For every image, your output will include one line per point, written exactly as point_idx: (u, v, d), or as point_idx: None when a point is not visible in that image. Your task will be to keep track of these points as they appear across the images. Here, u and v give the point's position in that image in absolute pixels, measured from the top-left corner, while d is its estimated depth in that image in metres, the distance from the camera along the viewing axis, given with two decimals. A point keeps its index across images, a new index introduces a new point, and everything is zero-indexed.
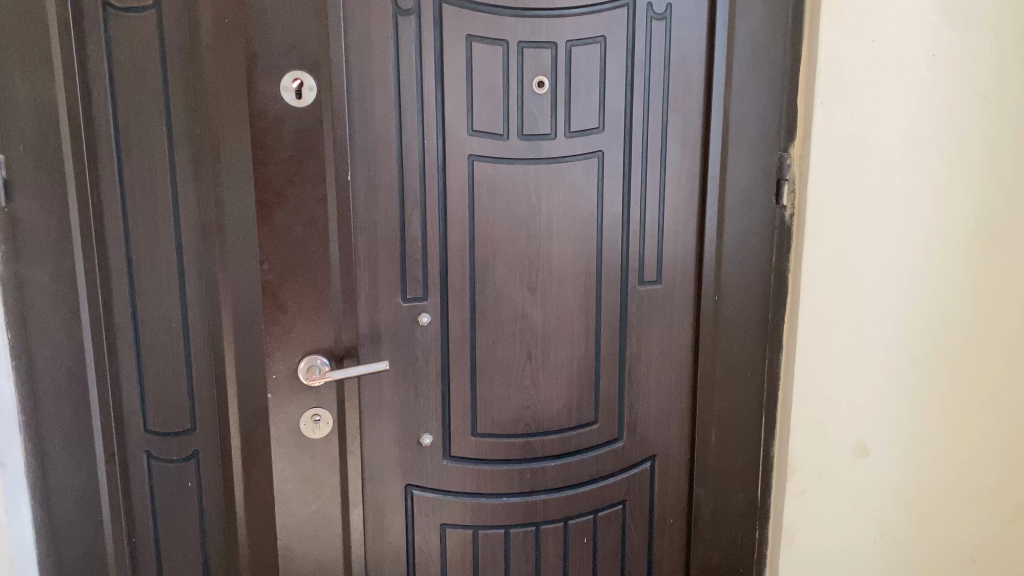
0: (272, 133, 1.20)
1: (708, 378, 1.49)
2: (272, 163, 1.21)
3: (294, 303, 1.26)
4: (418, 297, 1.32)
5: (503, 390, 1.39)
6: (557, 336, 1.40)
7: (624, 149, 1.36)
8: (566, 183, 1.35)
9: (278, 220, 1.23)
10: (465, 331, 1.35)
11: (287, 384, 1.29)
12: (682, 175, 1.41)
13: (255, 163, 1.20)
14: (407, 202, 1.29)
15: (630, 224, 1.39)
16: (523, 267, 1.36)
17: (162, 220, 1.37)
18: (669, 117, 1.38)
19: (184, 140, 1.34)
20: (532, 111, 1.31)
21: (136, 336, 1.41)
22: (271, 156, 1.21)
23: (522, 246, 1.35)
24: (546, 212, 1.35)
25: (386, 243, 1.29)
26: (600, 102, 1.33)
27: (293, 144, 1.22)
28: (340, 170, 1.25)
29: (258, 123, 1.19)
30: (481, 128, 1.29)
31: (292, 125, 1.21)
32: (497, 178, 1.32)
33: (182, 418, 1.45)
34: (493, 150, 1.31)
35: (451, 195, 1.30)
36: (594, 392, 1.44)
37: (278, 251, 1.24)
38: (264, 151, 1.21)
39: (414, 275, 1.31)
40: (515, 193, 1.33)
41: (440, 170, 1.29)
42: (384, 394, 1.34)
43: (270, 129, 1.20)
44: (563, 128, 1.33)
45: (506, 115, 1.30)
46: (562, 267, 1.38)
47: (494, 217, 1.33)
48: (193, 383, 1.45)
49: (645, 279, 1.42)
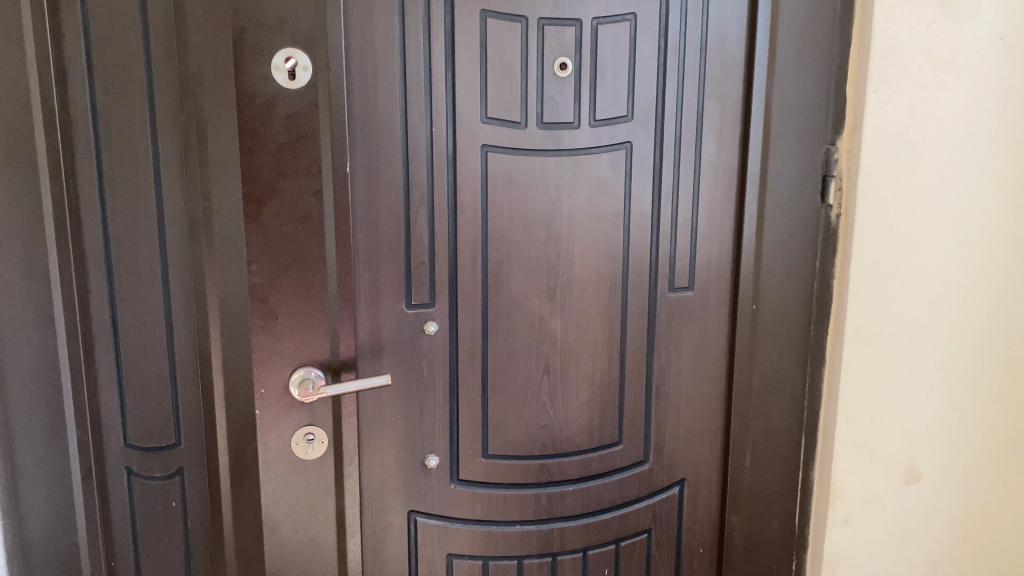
0: (261, 118, 1.07)
1: (744, 395, 1.35)
2: (263, 152, 1.08)
3: (287, 310, 1.13)
4: (424, 303, 1.19)
5: (518, 408, 1.25)
6: (578, 349, 1.26)
7: (655, 140, 1.23)
8: (590, 177, 1.21)
9: (269, 217, 1.10)
10: (476, 341, 1.22)
11: (278, 399, 1.16)
12: (719, 170, 1.27)
13: (244, 152, 1.07)
14: (413, 197, 1.16)
15: (661, 225, 1.26)
16: (541, 271, 1.22)
17: (146, 217, 1.24)
18: (705, 105, 1.24)
19: (168, 129, 1.22)
20: (553, 97, 1.17)
21: (116, 343, 1.29)
22: (260, 145, 1.08)
23: (540, 247, 1.22)
24: (568, 211, 1.21)
25: (388, 243, 1.16)
26: (628, 88, 1.20)
27: (285, 131, 1.08)
28: (338, 161, 1.12)
29: (248, 108, 1.06)
30: (496, 115, 1.16)
31: (284, 110, 1.08)
32: (513, 171, 1.18)
33: (165, 432, 1.34)
34: (510, 140, 1.17)
35: (461, 190, 1.17)
36: (619, 410, 1.30)
37: (269, 251, 1.11)
38: (253, 139, 1.07)
39: (420, 278, 1.18)
40: (533, 188, 1.19)
41: (451, 161, 1.16)
42: (386, 411, 1.21)
43: (261, 114, 1.07)
44: (588, 117, 1.19)
45: (524, 100, 1.16)
46: (584, 271, 1.24)
47: (508, 215, 1.20)
48: (177, 394, 1.33)
49: (676, 285, 1.28)
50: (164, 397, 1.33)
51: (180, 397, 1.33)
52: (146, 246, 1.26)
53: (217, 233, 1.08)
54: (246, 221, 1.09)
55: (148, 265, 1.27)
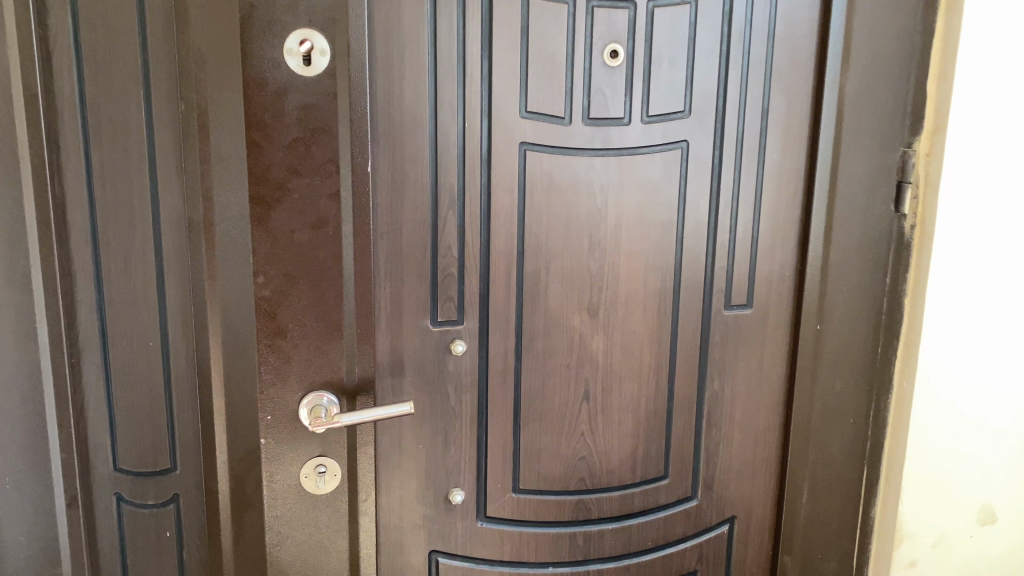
0: (271, 109, 0.93)
1: (804, 425, 1.21)
2: (274, 148, 0.94)
3: (298, 328, 1.00)
4: (452, 320, 1.06)
5: (554, 438, 1.12)
6: (622, 372, 1.12)
7: (714, 139, 1.09)
8: (640, 181, 1.08)
9: (279, 223, 0.97)
10: (509, 363, 1.08)
11: (284, 427, 1.02)
12: (783, 173, 1.13)
13: (252, 148, 0.94)
14: (441, 201, 1.02)
15: (718, 234, 1.12)
16: (582, 286, 1.08)
17: (139, 217, 1.12)
18: (770, 100, 1.10)
19: (166, 122, 1.08)
20: (602, 89, 1.04)
21: (105, 355, 1.18)
22: (270, 141, 0.94)
23: (582, 259, 1.08)
24: (615, 218, 1.08)
25: (413, 252, 1.03)
26: (686, 80, 1.06)
27: (299, 124, 0.94)
28: (359, 159, 0.98)
29: (257, 98, 0.93)
30: (537, 109, 1.02)
31: (297, 100, 0.94)
32: (554, 172, 1.05)
33: (158, 452, 1.23)
34: (552, 137, 1.04)
35: (496, 193, 1.03)
36: (665, 440, 1.17)
37: (280, 260, 0.97)
38: (263, 133, 0.94)
39: (448, 292, 1.05)
40: (576, 192, 1.06)
41: (485, 160, 1.02)
42: (407, 441, 1.07)
43: (271, 104, 0.93)
44: (641, 112, 1.05)
45: (569, 92, 1.03)
46: (630, 286, 1.10)
47: (549, 222, 1.06)
48: (172, 410, 1.21)
49: (733, 302, 1.14)
50: (158, 414, 1.20)
51: (175, 414, 1.21)
52: (139, 250, 1.13)
53: (221, 237, 0.96)
54: (253, 227, 0.96)
55: (142, 270, 1.14)
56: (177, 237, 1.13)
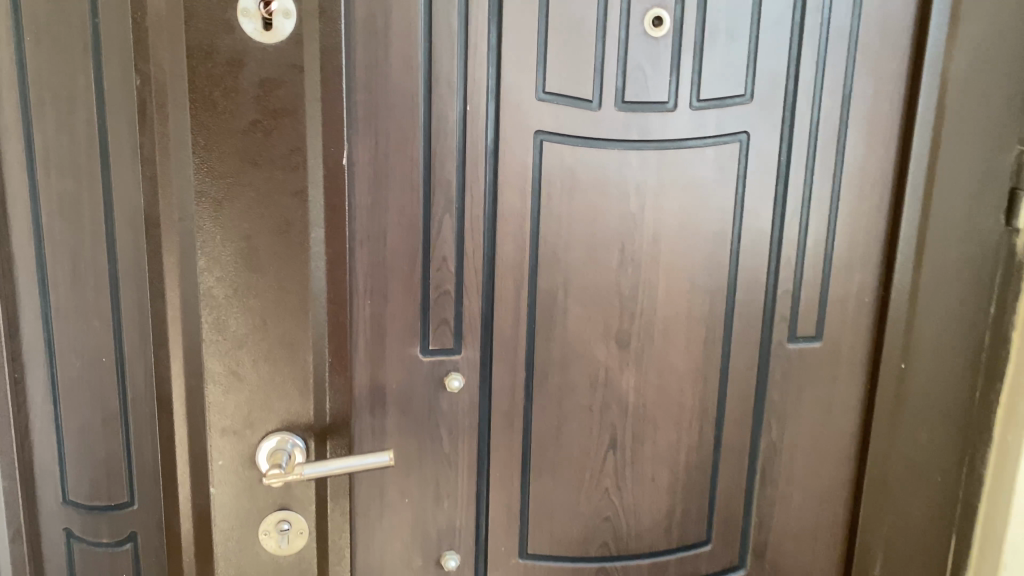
0: (220, 85, 0.74)
1: (880, 485, 0.99)
2: (224, 134, 0.75)
3: (255, 356, 0.81)
4: (446, 348, 0.86)
5: (572, 494, 0.92)
6: (657, 416, 0.91)
7: (782, 131, 0.87)
8: (687, 181, 0.86)
9: (231, 227, 0.78)
10: (517, 402, 0.88)
11: (240, 473, 0.84)
12: (867, 174, 0.91)
13: (198, 132, 0.75)
14: (435, 202, 0.82)
15: (783, 250, 0.90)
16: (610, 310, 0.87)
17: (89, 205, 0.97)
18: (855, 82, 0.88)
19: (119, 94, 0.92)
20: (640, 65, 0.82)
21: (52, 366, 1.03)
22: (220, 123, 0.75)
23: (610, 278, 0.87)
24: (653, 225, 0.86)
25: (400, 264, 0.83)
26: (748, 56, 0.85)
27: (257, 104, 0.75)
28: (331, 148, 0.78)
29: (203, 69, 0.74)
30: (558, 89, 0.81)
31: (254, 73, 0.75)
32: (578, 168, 0.84)
33: (113, 483, 1.06)
34: (576, 125, 0.83)
35: (503, 194, 0.83)
36: (707, 497, 0.96)
37: (232, 274, 0.79)
38: (210, 115, 0.75)
39: (442, 315, 0.85)
40: (605, 194, 0.85)
41: (492, 152, 0.82)
42: (389, 492, 0.89)
43: (220, 77, 0.74)
44: (689, 95, 0.84)
45: (599, 69, 0.82)
46: (671, 312, 0.89)
47: (570, 231, 0.85)
48: (131, 432, 1.04)
49: (798, 333, 0.93)
50: (115, 435, 1.04)
51: (135, 436, 1.04)
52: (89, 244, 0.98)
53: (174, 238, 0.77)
54: (198, 231, 0.77)
55: (94, 267, 0.99)
56: (134, 228, 0.97)
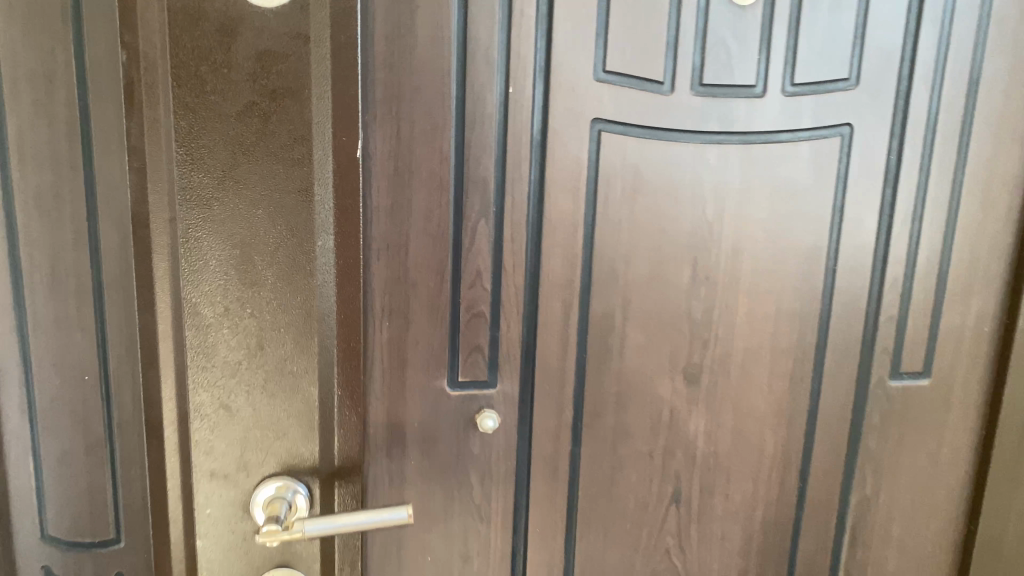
0: (207, 61, 0.62)
1: (992, 548, 0.83)
2: (214, 120, 0.63)
3: (251, 386, 0.68)
4: (479, 381, 0.71)
5: (625, 554, 0.77)
6: (730, 466, 0.77)
7: (892, 124, 0.71)
8: (776, 184, 0.71)
9: (221, 232, 0.65)
10: (563, 446, 0.73)
11: (230, 526, 0.71)
12: (997, 179, 0.74)
13: (184, 118, 0.63)
14: (468, 205, 0.68)
15: (887, 270, 0.74)
16: (678, 341, 0.73)
17: (72, 200, 0.74)
18: (986, 64, 0.71)
19: (103, 59, 0.71)
20: (723, 40, 0.67)
21: (29, 390, 0.80)
22: (208, 107, 0.63)
23: (679, 302, 0.72)
24: (734, 236, 0.71)
25: (426, 280, 0.69)
26: (855, 30, 0.69)
27: (252, 79, 0.62)
28: (343, 136, 0.64)
29: (187, 40, 0.61)
30: (622, 69, 0.66)
31: (248, 45, 0.62)
32: (643, 166, 0.69)
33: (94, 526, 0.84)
34: (643, 112, 0.68)
35: (551, 197, 0.68)
36: (786, 561, 0.81)
37: (223, 285, 0.66)
38: (196, 98, 0.62)
39: (475, 342, 0.70)
40: (676, 198, 0.70)
41: (539, 145, 0.67)
42: (408, 552, 0.74)
43: (208, 50, 0.62)
44: (781, 77, 0.69)
45: (672, 44, 0.67)
46: (749, 343, 0.74)
47: (631, 243, 0.70)
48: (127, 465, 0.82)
49: (903, 369, 0.77)
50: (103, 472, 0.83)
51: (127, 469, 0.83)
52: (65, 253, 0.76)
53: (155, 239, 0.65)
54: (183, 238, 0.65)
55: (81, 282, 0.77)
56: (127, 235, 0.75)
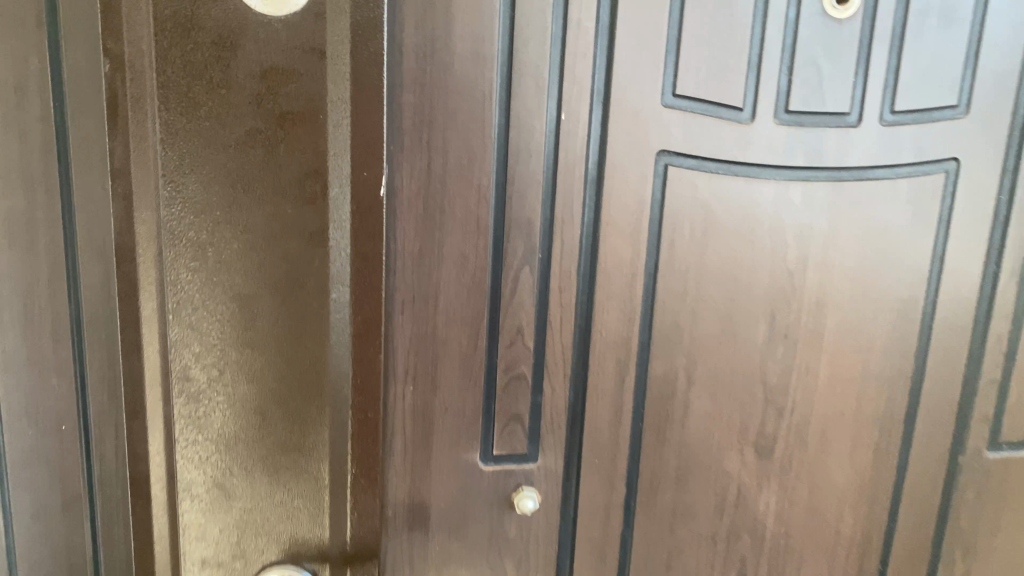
0: (201, 76, 0.50)
1: None
2: (210, 150, 0.51)
3: (250, 467, 0.57)
4: (517, 455, 0.61)
5: None
6: (801, 548, 0.67)
7: (1004, 158, 0.61)
8: (869, 228, 0.60)
9: (216, 287, 0.53)
10: (613, 527, 0.63)
11: None
12: None
13: (172, 149, 0.51)
14: (510, 251, 0.57)
15: (990, 327, 0.64)
16: (749, 407, 0.63)
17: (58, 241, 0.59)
18: None
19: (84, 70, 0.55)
20: (814, 59, 0.57)
21: None
22: (202, 134, 0.51)
23: (752, 363, 0.62)
24: (819, 289, 0.61)
25: (458, 337, 0.58)
26: (967, 48, 0.58)
27: (256, 102, 0.51)
28: (364, 170, 0.53)
29: (175, 52, 0.49)
30: (695, 92, 0.56)
31: (251, 59, 0.50)
32: (716, 206, 0.58)
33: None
34: (718, 143, 0.57)
35: (607, 242, 0.58)
36: None
37: (217, 347, 0.54)
38: (186, 121, 0.50)
39: (514, 409, 0.60)
40: (753, 245, 0.59)
41: (594, 181, 0.57)
42: None
43: (201, 63, 0.50)
44: (880, 103, 0.58)
45: (755, 63, 0.56)
46: (830, 411, 0.64)
47: (699, 295, 0.60)
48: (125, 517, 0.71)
49: (1003, 439, 0.67)
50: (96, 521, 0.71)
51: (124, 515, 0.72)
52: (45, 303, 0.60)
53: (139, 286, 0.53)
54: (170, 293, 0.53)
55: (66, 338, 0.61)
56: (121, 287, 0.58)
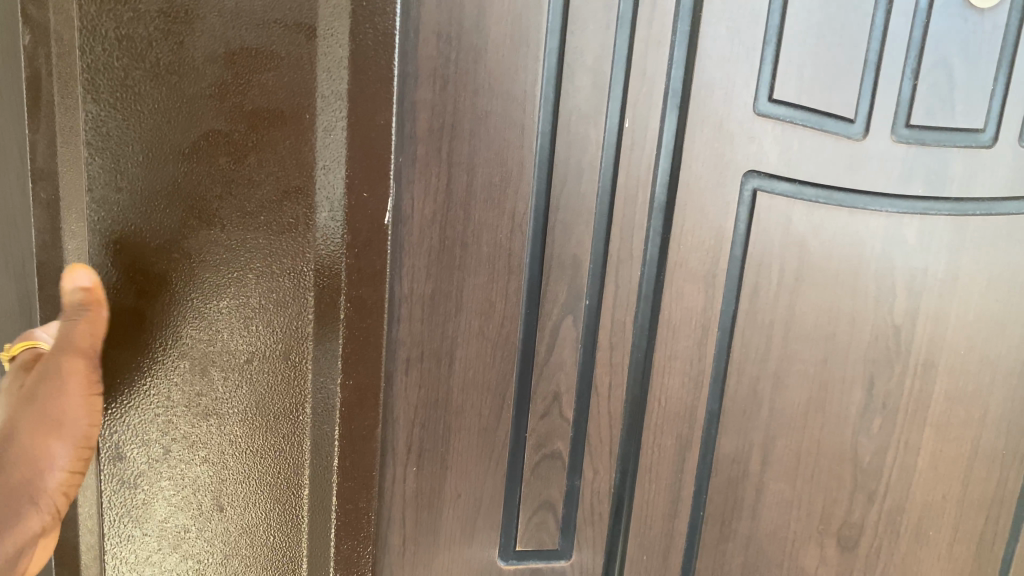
0: (149, 62, 0.38)
1: None
2: (157, 160, 0.40)
3: (205, 560, 0.46)
4: (547, 550, 0.49)
5: None
6: None
7: None
8: (995, 273, 0.48)
9: (165, 343, 0.42)
10: None
11: None
12: None
13: (116, 163, 0.40)
14: (549, 298, 0.44)
15: None
16: (832, 491, 0.51)
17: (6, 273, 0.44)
18: None
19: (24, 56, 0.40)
20: (946, 59, 0.44)
21: None
22: (149, 141, 0.39)
23: (842, 439, 0.50)
24: (929, 349, 0.49)
25: (479, 405, 0.45)
26: None
27: (227, 103, 0.39)
28: (365, 192, 0.39)
29: (114, 29, 0.38)
30: (797, 98, 0.43)
31: (214, 38, 0.38)
32: (812, 243, 0.46)
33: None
34: (820, 163, 0.44)
35: (674, 288, 0.45)
36: None
37: (171, 413, 0.43)
38: (131, 122, 0.39)
39: (546, 495, 0.47)
40: (852, 292, 0.47)
41: (662, 208, 0.44)
42: None
43: (150, 45, 0.38)
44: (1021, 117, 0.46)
45: (873, 63, 0.43)
46: (929, 497, 0.52)
47: (782, 355, 0.47)
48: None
49: None
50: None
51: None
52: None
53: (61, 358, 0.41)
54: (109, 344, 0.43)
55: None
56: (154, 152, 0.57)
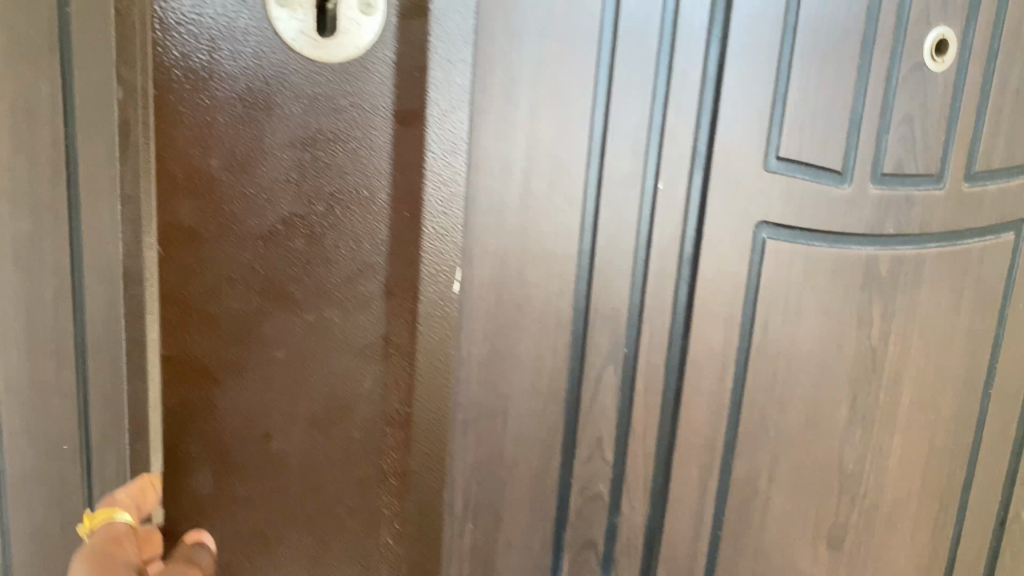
0: (224, 152, 0.42)
1: None
2: (235, 244, 0.43)
3: None
4: None
5: None
6: None
7: None
8: (950, 292, 0.55)
9: (238, 410, 0.46)
10: None
11: None
12: None
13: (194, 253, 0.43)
14: (593, 351, 0.47)
15: None
16: (824, 497, 0.56)
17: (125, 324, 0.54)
18: None
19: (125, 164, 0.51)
20: (911, 114, 0.51)
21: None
22: (227, 212, 0.42)
23: (833, 448, 0.55)
24: (898, 363, 0.55)
25: (532, 457, 0.47)
26: None
27: (295, 191, 0.42)
28: (402, 263, 0.42)
29: (193, 130, 0.41)
30: (800, 153, 0.48)
31: (287, 127, 0.41)
32: (811, 280, 0.51)
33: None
34: (816, 209, 0.50)
35: (702, 328, 0.49)
36: None
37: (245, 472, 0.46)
38: (204, 205, 0.43)
39: (587, 532, 0.50)
40: (839, 319, 0.53)
41: (690, 260, 0.48)
42: None
43: (227, 141, 0.42)
44: (967, 160, 0.53)
45: (856, 121, 0.49)
46: (898, 491, 0.59)
47: (786, 377, 0.52)
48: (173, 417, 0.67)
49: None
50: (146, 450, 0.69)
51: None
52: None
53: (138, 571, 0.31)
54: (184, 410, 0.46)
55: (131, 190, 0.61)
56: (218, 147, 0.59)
